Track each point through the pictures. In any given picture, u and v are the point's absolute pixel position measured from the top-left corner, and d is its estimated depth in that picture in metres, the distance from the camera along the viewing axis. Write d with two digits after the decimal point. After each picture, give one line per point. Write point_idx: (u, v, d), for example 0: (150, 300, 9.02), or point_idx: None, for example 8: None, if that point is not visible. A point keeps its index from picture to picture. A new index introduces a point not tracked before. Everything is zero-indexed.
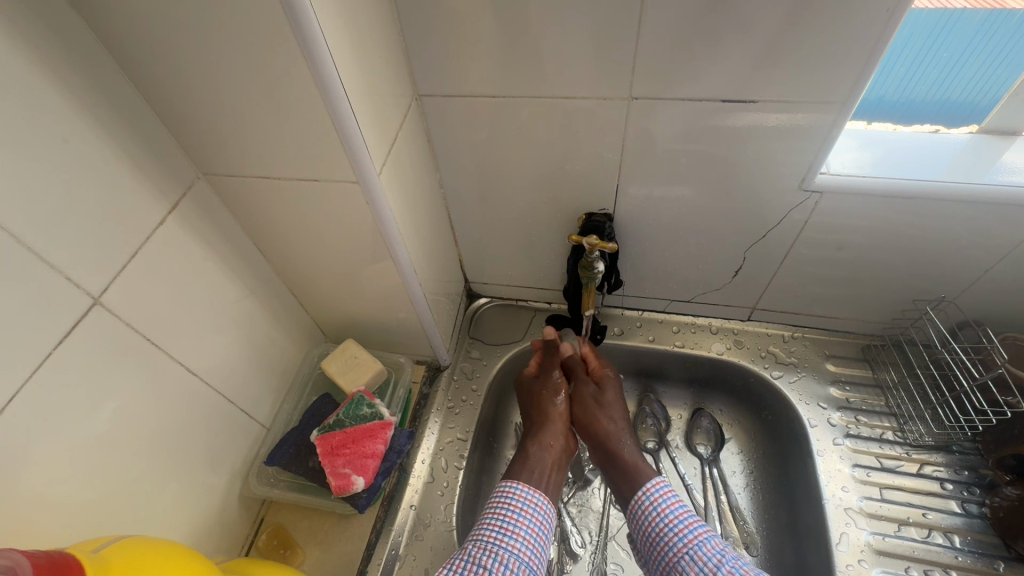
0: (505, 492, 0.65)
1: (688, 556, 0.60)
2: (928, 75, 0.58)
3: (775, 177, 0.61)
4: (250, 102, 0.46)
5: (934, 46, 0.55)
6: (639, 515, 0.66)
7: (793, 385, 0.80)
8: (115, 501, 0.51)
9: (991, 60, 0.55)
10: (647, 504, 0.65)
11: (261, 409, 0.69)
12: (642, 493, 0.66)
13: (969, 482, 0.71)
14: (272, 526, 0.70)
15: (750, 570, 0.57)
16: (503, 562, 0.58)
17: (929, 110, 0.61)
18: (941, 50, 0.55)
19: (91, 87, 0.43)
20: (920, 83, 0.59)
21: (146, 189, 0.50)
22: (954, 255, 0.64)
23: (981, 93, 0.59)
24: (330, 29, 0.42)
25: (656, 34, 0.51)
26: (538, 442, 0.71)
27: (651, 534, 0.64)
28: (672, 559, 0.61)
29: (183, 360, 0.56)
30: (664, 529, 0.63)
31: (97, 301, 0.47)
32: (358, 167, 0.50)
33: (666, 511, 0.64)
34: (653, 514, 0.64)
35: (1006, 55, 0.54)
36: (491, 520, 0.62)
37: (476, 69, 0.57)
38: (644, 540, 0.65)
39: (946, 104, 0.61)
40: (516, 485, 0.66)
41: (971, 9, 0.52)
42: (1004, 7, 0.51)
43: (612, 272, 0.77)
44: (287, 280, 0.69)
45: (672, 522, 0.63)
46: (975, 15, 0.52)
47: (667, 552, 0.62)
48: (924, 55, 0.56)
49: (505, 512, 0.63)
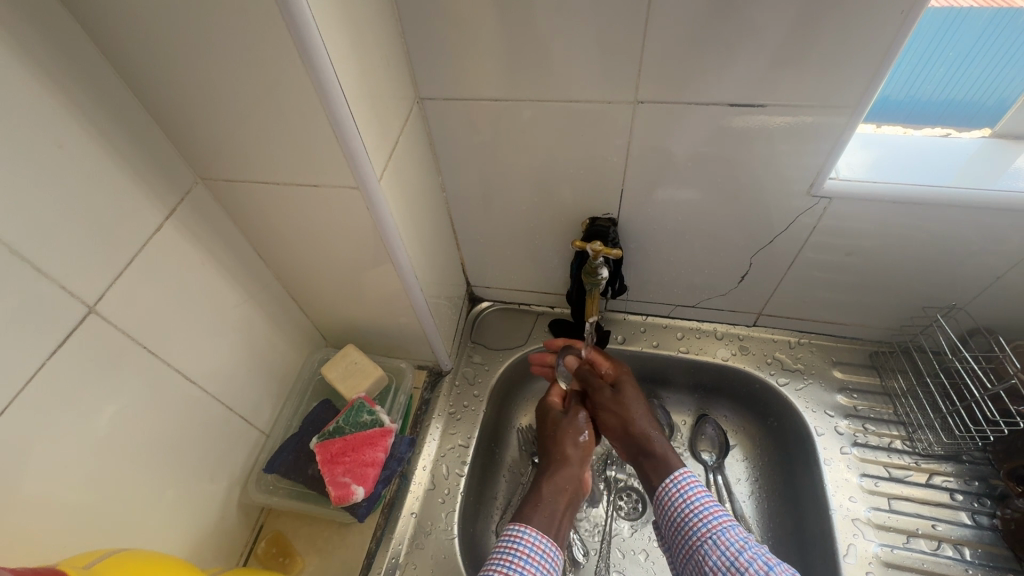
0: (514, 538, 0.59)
1: (711, 542, 0.58)
2: (935, 75, 0.56)
3: (783, 183, 0.60)
4: (250, 107, 0.45)
5: (940, 46, 0.54)
6: (665, 500, 0.63)
7: (799, 392, 0.78)
8: (108, 512, 0.50)
9: (1000, 62, 0.54)
10: (672, 491, 0.63)
11: (261, 416, 0.69)
12: (670, 481, 0.64)
13: (979, 493, 0.70)
14: (271, 533, 0.69)
15: (773, 558, 0.55)
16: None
17: (935, 111, 0.60)
18: (946, 49, 0.54)
19: (86, 91, 0.42)
20: (926, 82, 0.57)
21: (143, 195, 0.49)
22: (964, 262, 0.63)
23: (987, 94, 0.57)
24: (331, 35, 0.41)
25: (663, 39, 0.50)
26: (553, 482, 0.65)
27: (675, 521, 0.62)
28: (696, 544, 0.59)
29: (180, 366, 0.55)
30: (688, 515, 0.61)
31: (93, 309, 0.46)
32: (358, 173, 0.49)
33: (692, 498, 0.62)
34: (677, 500, 0.62)
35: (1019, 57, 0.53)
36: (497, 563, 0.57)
37: (480, 71, 0.56)
38: (669, 525, 0.63)
39: (952, 105, 0.59)
40: (529, 530, 0.59)
41: (978, 8, 0.51)
42: (1012, 6, 0.50)
43: (616, 278, 0.76)
44: (287, 284, 0.68)
45: (697, 508, 0.61)
46: (981, 14, 0.51)
47: (690, 537, 0.60)
48: (928, 54, 0.55)
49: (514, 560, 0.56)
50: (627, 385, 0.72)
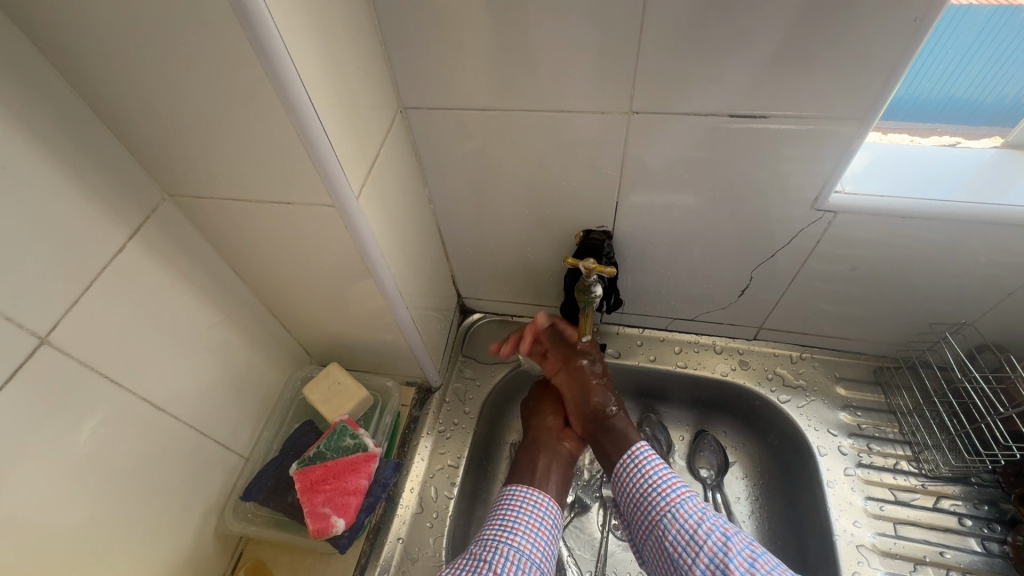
0: (505, 495, 0.68)
1: (670, 514, 0.62)
2: (931, 74, 0.53)
3: (786, 196, 0.57)
4: (216, 122, 0.42)
5: (938, 43, 0.50)
6: (624, 476, 0.67)
7: (802, 410, 0.76)
8: (69, 552, 0.47)
9: (998, 62, 0.51)
10: (630, 466, 0.67)
11: (239, 439, 0.65)
12: (627, 456, 0.68)
13: (989, 518, 0.67)
14: (250, 561, 0.66)
15: (728, 528, 0.59)
16: (503, 556, 0.59)
17: (931, 112, 0.56)
18: (945, 46, 0.50)
19: (36, 107, 0.39)
20: (923, 81, 0.53)
21: (103, 216, 0.45)
22: (975, 277, 0.60)
23: (985, 95, 0.54)
24: (299, 45, 0.39)
25: (660, 48, 0.47)
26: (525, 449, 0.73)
27: (635, 496, 0.66)
28: (656, 519, 0.63)
29: (149, 394, 0.52)
30: (647, 490, 0.65)
31: (45, 340, 0.42)
32: (333, 190, 0.46)
33: (649, 472, 0.66)
34: (636, 476, 0.66)
35: (1016, 57, 0.50)
36: (493, 521, 0.65)
37: (466, 80, 0.53)
38: (628, 502, 0.66)
39: (951, 103, 0.55)
40: (516, 487, 0.68)
41: (977, 5, 0.47)
42: (1011, 4, 0.47)
43: (611, 293, 0.72)
44: (266, 301, 0.66)
45: (655, 483, 0.65)
46: (981, 11, 0.48)
47: (650, 513, 0.63)
48: (925, 54, 0.51)
49: (508, 509, 0.65)
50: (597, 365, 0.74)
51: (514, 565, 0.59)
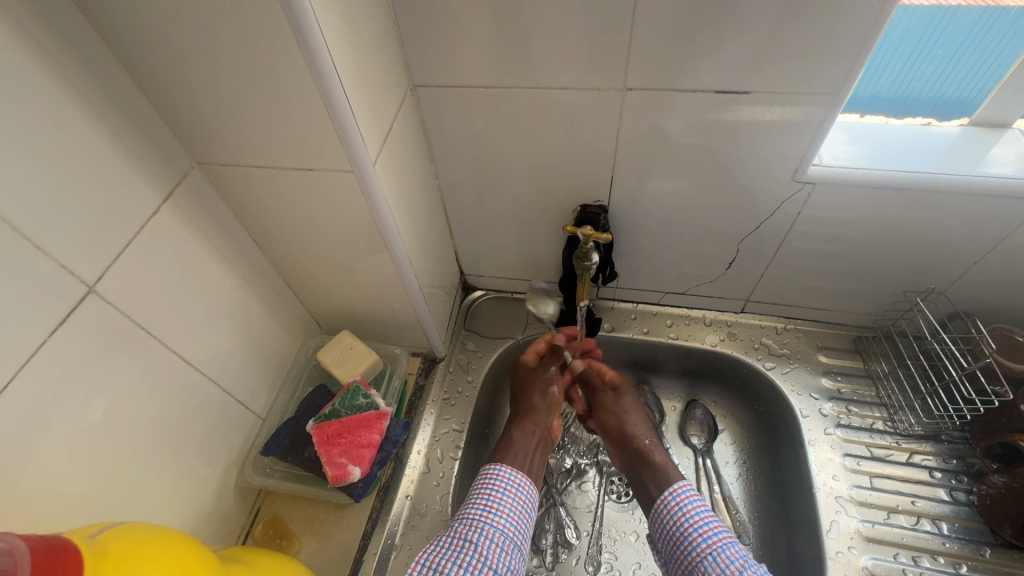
0: (490, 473, 0.66)
1: (710, 558, 0.59)
2: (922, 73, 0.58)
3: (768, 170, 0.62)
4: (245, 90, 0.46)
5: (928, 45, 0.55)
6: (663, 514, 0.65)
7: (785, 376, 0.81)
8: (108, 492, 0.51)
9: (987, 57, 0.55)
10: (672, 504, 0.65)
11: (256, 400, 0.69)
12: (669, 493, 0.66)
13: (958, 471, 0.73)
14: (268, 516, 0.70)
15: None
16: (489, 536, 0.59)
17: (923, 106, 0.62)
18: (934, 48, 0.55)
19: (82, 72, 0.43)
20: (915, 80, 0.59)
21: (140, 178, 0.49)
22: (943, 247, 0.65)
23: (976, 90, 0.59)
24: (326, 20, 0.42)
25: (652, 28, 0.51)
26: (523, 428, 0.72)
27: (674, 535, 0.63)
28: (696, 559, 0.60)
29: (177, 350, 0.56)
30: (688, 531, 0.62)
31: (91, 289, 0.46)
32: (353, 157, 0.50)
33: (692, 513, 0.64)
34: (677, 514, 0.64)
35: (1002, 52, 0.55)
36: (475, 500, 0.63)
37: (472, 59, 0.57)
38: (667, 540, 0.64)
39: (941, 100, 0.61)
40: (500, 465, 0.67)
41: (964, 7, 0.52)
42: (998, 5, 0.51)
43: (606, 263, 0.77)
44: (281, 271, 0.69)
45: (697, 524, 0.62)
46: (969, 12, 0.52)
47: (690, 553, 0.61)
48: (916, 54, 0.56)
49: (491, 490, 0.64)
50: (626, 395, 0.77)
51: (498, 548, 0.58)
